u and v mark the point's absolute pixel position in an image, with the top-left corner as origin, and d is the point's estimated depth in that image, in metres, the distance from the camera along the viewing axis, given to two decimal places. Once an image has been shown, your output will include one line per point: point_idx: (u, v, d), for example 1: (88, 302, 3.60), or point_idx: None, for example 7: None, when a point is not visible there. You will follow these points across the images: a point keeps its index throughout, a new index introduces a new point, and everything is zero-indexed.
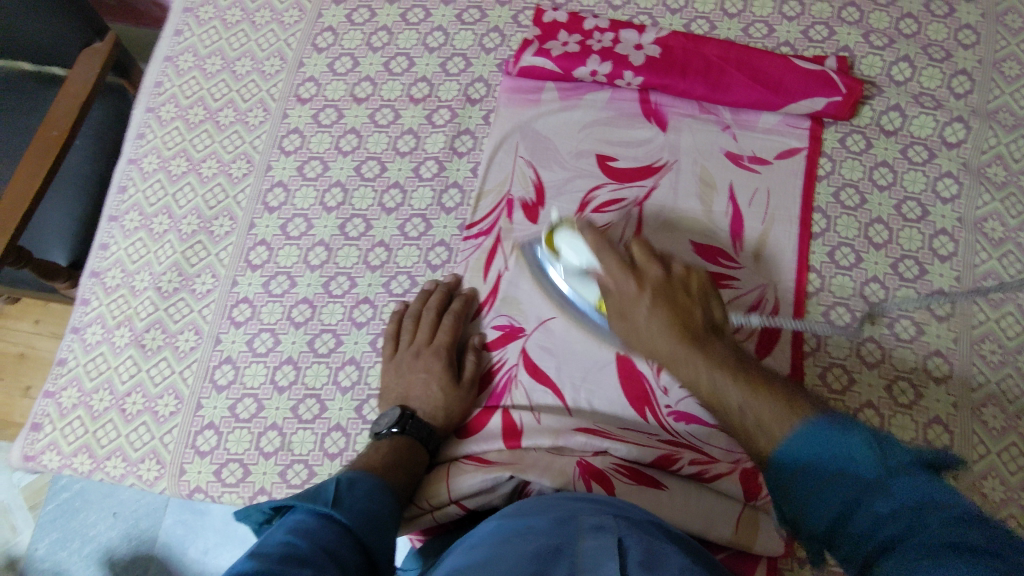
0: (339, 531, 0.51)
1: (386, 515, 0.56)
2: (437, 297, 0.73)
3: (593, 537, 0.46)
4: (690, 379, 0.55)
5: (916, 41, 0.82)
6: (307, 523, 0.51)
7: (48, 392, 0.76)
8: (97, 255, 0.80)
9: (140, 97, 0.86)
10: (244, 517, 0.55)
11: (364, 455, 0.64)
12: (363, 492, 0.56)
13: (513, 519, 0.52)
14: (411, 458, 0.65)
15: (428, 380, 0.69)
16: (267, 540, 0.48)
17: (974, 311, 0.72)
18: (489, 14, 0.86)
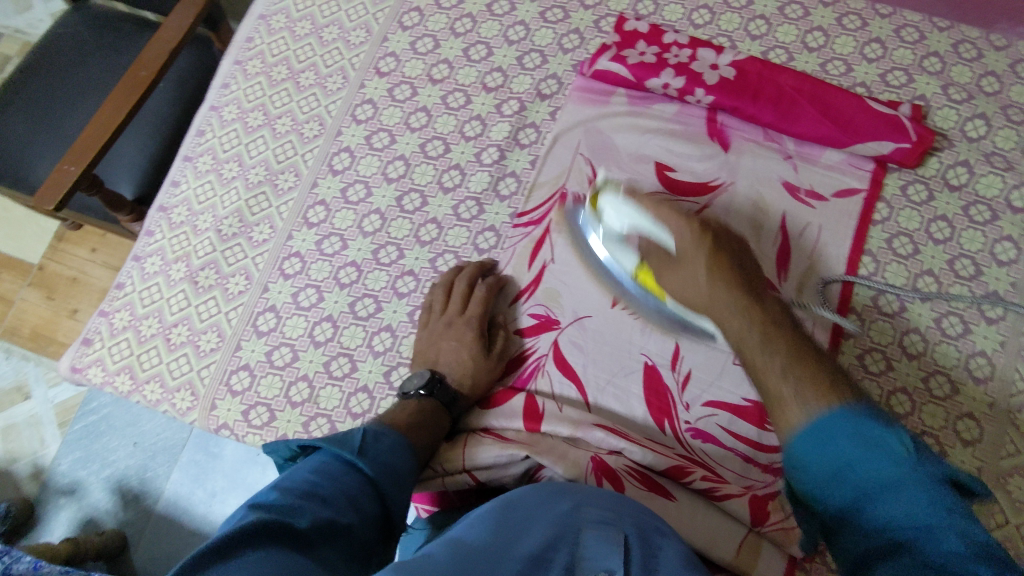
0: (361, 481, 0.54)
1: (405, 471, 0.59)
2: (471, 270, 0.75)
3: (595, 529, 0.49)
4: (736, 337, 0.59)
5: (996, 100, 0.81)
6: (330, 468, 0.54)
7: (102, 312, 0.80)
8: (167, 191, 0.85)
9: (230, 49, 0.91)
10: (272, 450, 0.59)
11: (391, 411, 0.65)
12: (386, 446, 0.58)
13: (521, 498, 0.54)
14: (434, 422, 0.67)
15: (460, 348, 0.71)
16: (292, 475, 0.52)
17: (1015, 379, 0.71)
18: (572, 16, 0.88)
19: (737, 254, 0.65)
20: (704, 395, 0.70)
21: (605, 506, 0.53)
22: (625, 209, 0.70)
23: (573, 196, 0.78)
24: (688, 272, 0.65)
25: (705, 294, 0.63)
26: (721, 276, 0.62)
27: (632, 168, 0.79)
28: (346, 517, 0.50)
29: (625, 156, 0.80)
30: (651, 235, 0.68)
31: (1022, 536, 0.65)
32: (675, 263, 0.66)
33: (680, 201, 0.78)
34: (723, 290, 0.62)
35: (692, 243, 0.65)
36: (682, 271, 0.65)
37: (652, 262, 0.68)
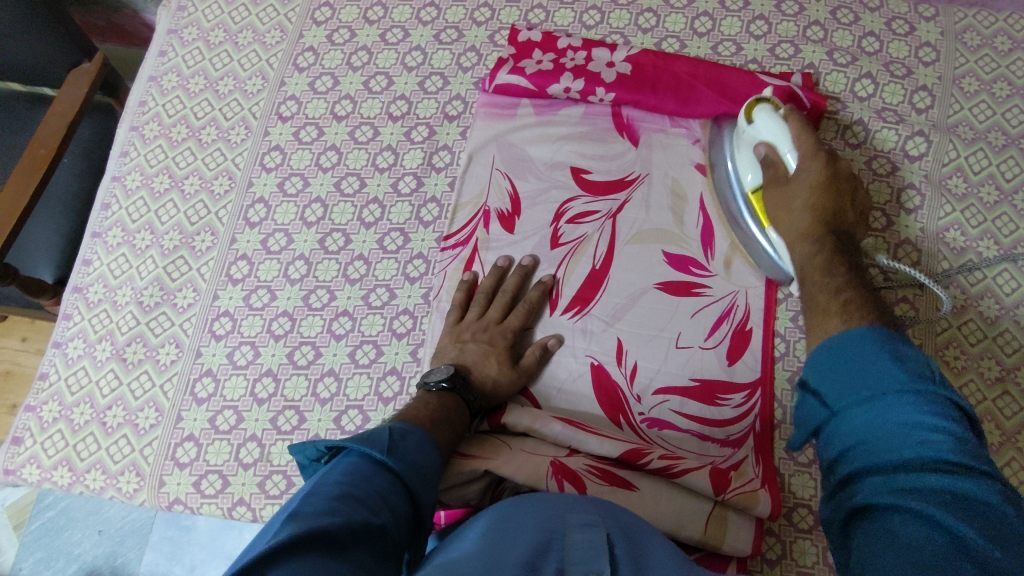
0: (390, 480, 0.50)
1: (431, 467, 0.55)
2: (515, 281, 0.75)
3: (581, 532, 0.49)
4: (804, 258, 0.68)
5: (878, 59, 0.85)
6: (360, 469, 0.50)
7: (29, 407, 0.77)
8: (80, 270, 0.82)
9: (125, 116, 0.88)
10: (298, 451, 0.54)
11: (413, 406, 0.63)
12: (415, 443, 0.55)
13: (507, 510, 0.53)
14: (456, 419, 0.64)
15: (489, 351, 0.70)
16: (323, 480, 0.47)
17: (937, 318, 0.74)
18: (466, 34, 0.89)
19: (845, 213, 0.70)
20: (653, 384, 0.71)
21: (589, 511, 0.53)
22: (780, 128, 0.72)
23: (496, 212, 0.79)
24: (791, 192, 0.71)
25: (799, 209, 0.70)
26: (807, 206, 0.70)
27: (549, 175, 0.80)
28: (381, 517, 0.46)
29: (540, 164, 0.81)
30: (777, 148, 0.73)
31: None
32: (778, 211, 0.71)
33: (600, 199, 0.79)
34: (822, 246, 0.67)
35: (812, 173, 0.71)
36: (791, 193, 0.71)
37: (774, 184, 0.72)
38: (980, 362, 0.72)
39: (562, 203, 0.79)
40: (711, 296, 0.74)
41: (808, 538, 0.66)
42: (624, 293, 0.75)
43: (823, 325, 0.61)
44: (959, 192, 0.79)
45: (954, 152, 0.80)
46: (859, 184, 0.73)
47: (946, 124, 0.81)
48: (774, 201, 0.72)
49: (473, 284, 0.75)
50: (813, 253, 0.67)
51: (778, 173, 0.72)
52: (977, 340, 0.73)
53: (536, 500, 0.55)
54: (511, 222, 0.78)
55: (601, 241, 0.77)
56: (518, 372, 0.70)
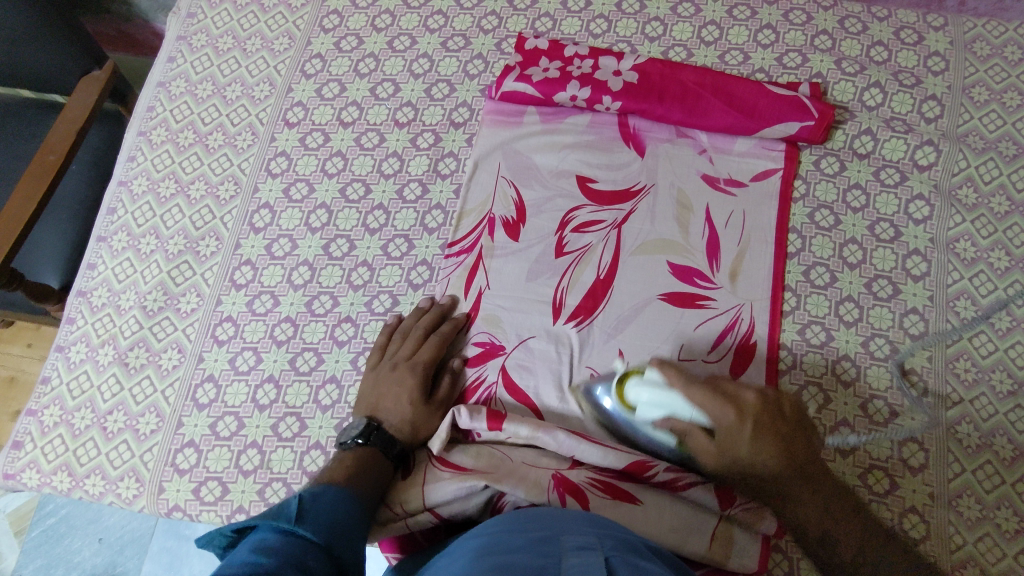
0: (304, 545, 0.52)
1: (350, 521, 0.57)
2: (428, 316, 0.73)
3: (576, 555, 0.47)
4: (748, 459, 0.61)
5: (886, 68, 0.84)
6: (271, 542, 0.50)
7: (30, 411, 0.76)
8: (85, 274, 0.82)
9: (133, 121, 0.89)
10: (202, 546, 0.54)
11: (327, 468, 0.64)
12: (328, 503, 0.57)
13: (503, 530, 0.52)
14: (378, 467, 0.65)
15: (402, 393, 0.69)
16: (232, 560, 0.48)
17: (948, 329, 0.73)
18: (473, 42, 0.89)
19: (797, 445, 0.61)
20: None
21: (586, 534, 0.51)
22: (657, 395, 0.63)
23: (501, 220, 0.78)
24: (732, 439, 0.61)
25: (747, 452, 0.61)
26: (778, 458, 0.60)
27: (555, 184, 0.80)
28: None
29: (545, 172, 0.80)
30: (676, 416, 0.63)
31: (981, 481, 0.67)
32: (721, 450, 0.62)
33: (605, 209, 0.78)
34: (765, 440, 0.61)
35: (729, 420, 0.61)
36: (729, 450, 0.61)
37: (709, 437, 0.62)
38: (991, 374, 0.71)
39: (567, 212, 0.78)
40: (717, 302, 0.74)
41: None
42: (627, 304, 0.74)
43: (796, 509, 0.61)
44: (969, 202, 0.78)
45: (964, 162, 0.79)
46: (780, 396, 0.64)
47: (956, 134, 0.81)
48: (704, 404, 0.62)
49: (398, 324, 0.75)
50: (756, 455, 0.61)
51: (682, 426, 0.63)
52: (989, 352, 0.71)
53: (536, 521, 0.54)
54: (515, 229, 0.78)
55: (606, 251, 0.76)
56: (432, 406, 0.70)
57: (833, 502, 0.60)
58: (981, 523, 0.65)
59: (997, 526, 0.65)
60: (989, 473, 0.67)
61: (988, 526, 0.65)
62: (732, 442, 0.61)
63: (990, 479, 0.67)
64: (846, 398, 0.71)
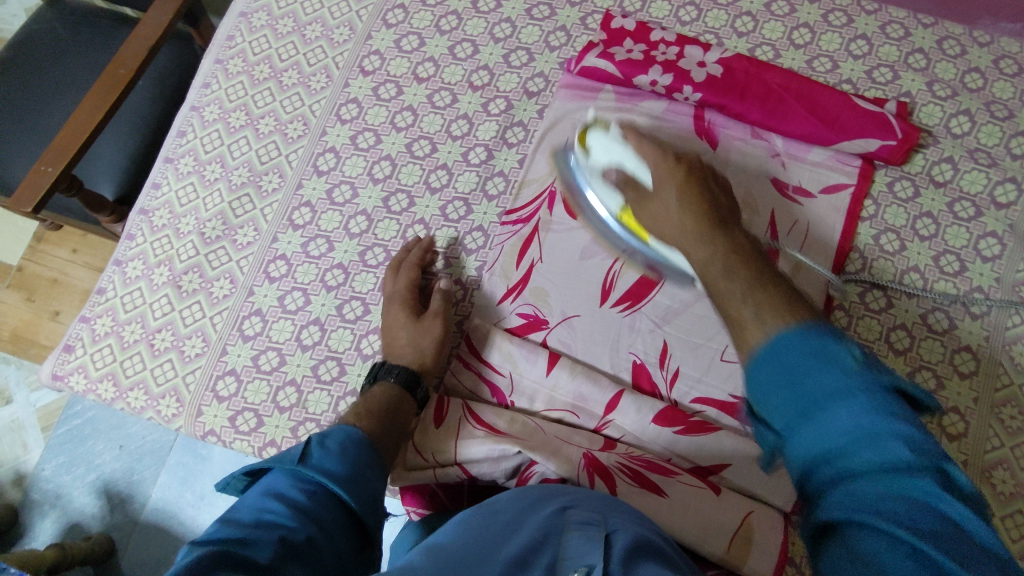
0: (313, 492, 0.52)
1: (365, 458, 0.57)
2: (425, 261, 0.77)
3: (579, 529, 0.47)
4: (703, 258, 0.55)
5: (979, 97, 0.81)
6: (277, 485, 0.52)
7: (83, 318, 0.79)
8: (149, 193, 0.83)
9: (211, 48, 0.89)
10: (224, 487, 0.57)
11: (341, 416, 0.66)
12: (336, 443, 0.57)
13: (514, 503, 0.53)
14: (390, 404, 0.66)
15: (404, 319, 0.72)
16: (242, 505, 0.50)
17: (999, 373, 0.71)
18: (558, 13, 0.87)
19: (717, 205, 0.61)
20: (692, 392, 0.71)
21: (591, 507, 0.51)
22: (611, 144, 0.71)
23: (563, 195, 0.78)
24: (662, 203, 0.64)
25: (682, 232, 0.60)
26: (688, 210, 0.61)
27: None
28: (306, 530, 0.48)
29: None
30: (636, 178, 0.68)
31: (1007, 528, 0.66)
32: (659, 214, 0.64)
33: None
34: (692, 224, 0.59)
35: (668, 177, 0.65)
36: (663, 212, 0.64)
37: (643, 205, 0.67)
38: None
39: None
40: None
41: None
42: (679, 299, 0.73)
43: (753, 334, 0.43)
44: None
45: None
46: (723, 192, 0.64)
47: None
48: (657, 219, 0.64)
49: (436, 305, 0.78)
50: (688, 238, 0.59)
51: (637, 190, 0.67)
52: None
53: (548, 493, 0.54)
54: (576, 206, 0.77)
55: None
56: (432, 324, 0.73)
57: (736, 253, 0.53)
58: None
59: None
60: (1016, 522, 0.66)
61: None
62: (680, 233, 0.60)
63: (1016, 528, 0.66)
64: None
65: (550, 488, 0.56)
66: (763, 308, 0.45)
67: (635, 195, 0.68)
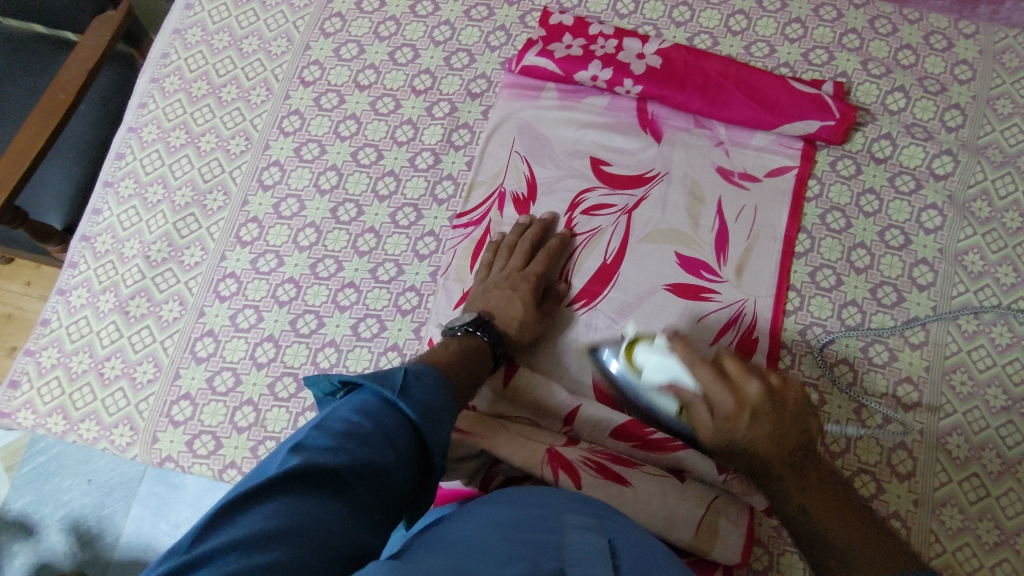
0: (400, 422, 0.49)
1: (447, 406, 0.53)
2: (532, 231, 0.74)
3: (579, 533, 0.47)
4: (780, 493, 0.57)
5: (912, 73, 0.83)
6: (370, 407, 0.49)
7: (28, 351, 0.77)
8: (90, 219, 0.81)
9: (146, 68, 0.87)
10: (311, 383, 0.54)
11: (433, 349, 0.63)
12: (430, 383, 0.53)
13: (503, 505, 0.51)
14: (479, 358, 0.64)
15: (513, 298, 0.70)
16: (335, 412, 0.48)
17: (948, 341, 0.73)
18: (497, 13, 0.87)
19: (790, 438, 0.57)
20: None
21: (586, 511, 0.51)
22: (666, 361, 0.62)
23: (511, 195, 0.78)
24: (727, 428, 0.58)
25: (763, 456, 0.57)
26: (769, 433, 0.57)
27: (568, 164, 0.79)
28: (385, 457, 0.46)
29: (559, 151, 0.79)
30: (678, 383, 0.61)
31: (964, 492, 0.67)
32: (718, 432, 0.59)
33: (617, 193, 0.78)
34: (777, 446, 0.57)
35: (726, 410, 0.58)
36: (731, 430, 0.58)
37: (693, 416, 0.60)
38: (986, 389, 0.71)
39: (578, 193, 0.78)
40: (720, 299, 0.74)
41: (796, 553, 0.66)
42: (632, 292, 0.74)
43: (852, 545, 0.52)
44: (982, 216, 0.77)
45: (980, 174, 0.79)
46: (786, 385, 0.59)
47: (976, 145, 0.80)
48: (705, 432, 0.60)
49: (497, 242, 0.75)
50: (763, 458, 0.57)
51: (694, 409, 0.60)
52: (987, 367, 0.72)
53: (537, 495, 0.53)
54: (525, 207, 0.77)
55: (614, 236, 0.76)
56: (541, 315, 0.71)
57: (830, 505, 0.55)
58: (960, 534, 0.66)
59: (975, 537, 0.66)
60: (974, 486, 0.68)
61: (966, 537, 0.66)
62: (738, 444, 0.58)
63: (973, 491, 0.67)
64: (841, 402, 0.71)
65: (543, 489, 0.55)
66: (870, 543, 0.51)
67: (694, 410, 0.60)
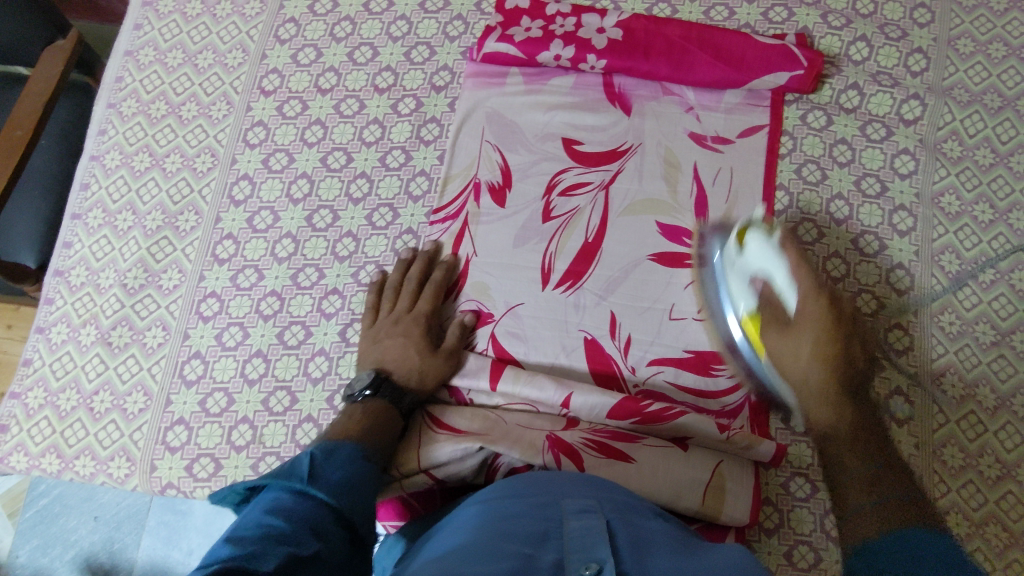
0: (318, 507, 0.50)
1: (366, 481, 0.55)
2: (417, 266, 0.73)
3: (578, 518, 0.47)
4: (829, 425, 0.62)
5: (872, 21, 0.83)
6: (281, 503, 0.50)
7: (13, 394, 0.75)
8: (61, 253, 0.79)
9: (101, 93, 0.85)
10: (220, 500, 0.54)
11: (339, 422, 0.62)
12: (340, 462, 0.55)
13: (498, 502, 0.51)
14: (389, 423, 0.64)
15: (406, 344, 0.69)
16: (243, 523, 0.48)
17: (933, 284, 0.73)
18: (452, 2, 0.86)
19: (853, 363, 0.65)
20: (647, 355, 0.71)
21: (584, 494, 0.52)
22: (773, 254, 0.66)
23: (487, 184, 0.77)
24: (791, 343, 0.66)
25: (809, 304, 0.66)
26: (819, 341, 0.65)
27: (540, 147, 0.78)
28: (312, 544, 0.47)
29: (530, 135, 0.79)
30: (771, 279, 0.67)
31: (963, 431, 0.68)
32: (785, 322, 0.67)
33: (592, 170, 0.77)
34: (824, 374, 0.64)
35: (812, 289, 0.65)
36: (787, 295, 0.67)
37: (767, 315, 0.67)
38: (975, 326, 0.71)
39: (554, 175, 0.77)
40: (705, 264, 0.73)
41: (805, 506, 0.66)
42: (618, 267, 0.74)
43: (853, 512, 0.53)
44: (954, 155, 0.78)
45: (949, 115, 0.79)
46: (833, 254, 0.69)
47: (942, 87, 0.80)
48: (778, 345, 0.66)
49: (383, 281, 0.74)
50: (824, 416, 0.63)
51: (778, 314, 0.67)
52: (973, 305, 0.72)
53: (534, 485, 0.53)
54: (501, 195, 0.77)
55: (594, 214, 0.76)
56: (438, 355, 0.69)
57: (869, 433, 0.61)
58: (964, 471, 0.67)
59: (979, 473, 0.67)
60: (971, 423, 0.68)
61: (970, 474, 0.67)
62: (790, 364, 0.66)
63: (972, 429, 0.68)
64: None
65: (538, 476, 0.55)
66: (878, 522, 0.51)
67: (771, 317, 0.67)
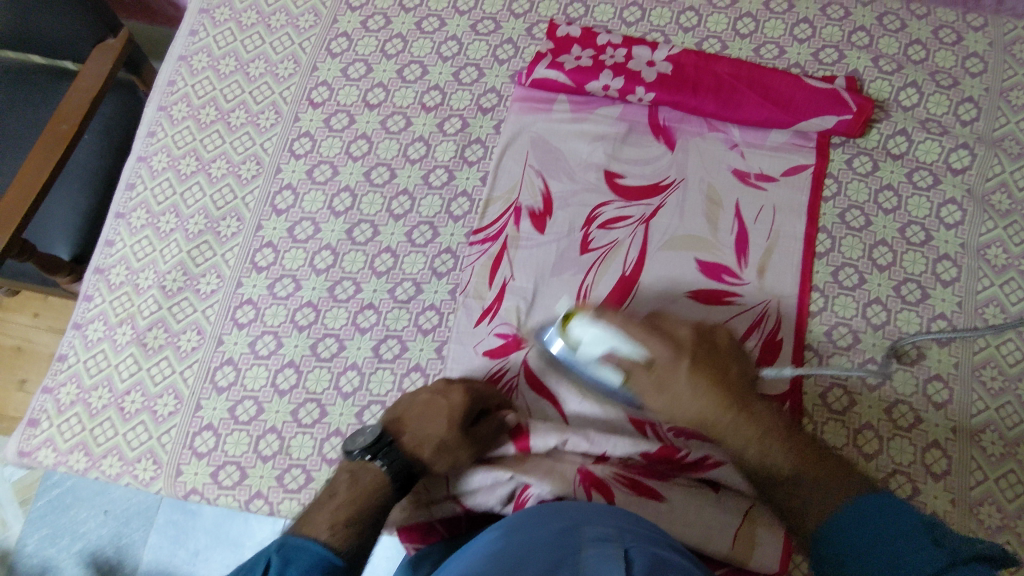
0: None
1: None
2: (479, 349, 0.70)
3: (596, 546, 0.46)
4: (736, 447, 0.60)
5: (924, 68, 0.83)
6: None
7: (46, 388, 0.76)
8: (102, 251, 0.80)
9: (153, 96, 0.87)
10: None
11: (333, 486, 0.60)
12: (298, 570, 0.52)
13: (517, 531, 0.50)
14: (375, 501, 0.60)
15: (438, 417, 0.64)
16: None
17: (975, 337, 0.72)
18: (503, 26, 0.87)
19: (729, 370, 0.62)
20: None
21: (605, 522, 0.50)
22: (603, 332, 0.63)
23: (528, 210, 0.77)
24: (673, 393, 0.61)
25: (691, 407, 0.61)
26: (706, 385, 0.61)
27: (583, 176, 0.78)
28: None
29: (574, 163, 0.79)
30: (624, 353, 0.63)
31: (1002, 490, 0.67)
32: (662, 389, 0.62)
33: (635, 204, 0.77)
34: (705, 396, 0.60)
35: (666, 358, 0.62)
36: (663, 384, 0.62)
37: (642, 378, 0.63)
38: (1017, 383, 0.70)
39: (595, 206, 0.77)
40: (743, 302, 0.73)
41: None
42: (654, 300, 0.73)
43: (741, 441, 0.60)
44: (1002, 208, 0.77)
45: (998, 167, 0.78)
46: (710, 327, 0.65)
47: (991, 138, 0.80)
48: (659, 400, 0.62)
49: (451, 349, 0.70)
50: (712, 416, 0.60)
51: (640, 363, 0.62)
52: (1016, 361, 0.71)
53: (556, 512, 0.52)
54: (542, 221, 0.76)
55: (633, 247, 0.75)
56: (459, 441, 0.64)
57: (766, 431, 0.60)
58: (1001, 531, 0.65)
59: (1017, 535, 0.65)
60: (1010, 483, 0.67)
61: (1007, 536, 0.65)
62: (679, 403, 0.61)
63: (1010, 489, 0.67)
64: (871, 402, 0.70)
65: (560, 506, 0.54)
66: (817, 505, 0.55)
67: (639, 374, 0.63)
